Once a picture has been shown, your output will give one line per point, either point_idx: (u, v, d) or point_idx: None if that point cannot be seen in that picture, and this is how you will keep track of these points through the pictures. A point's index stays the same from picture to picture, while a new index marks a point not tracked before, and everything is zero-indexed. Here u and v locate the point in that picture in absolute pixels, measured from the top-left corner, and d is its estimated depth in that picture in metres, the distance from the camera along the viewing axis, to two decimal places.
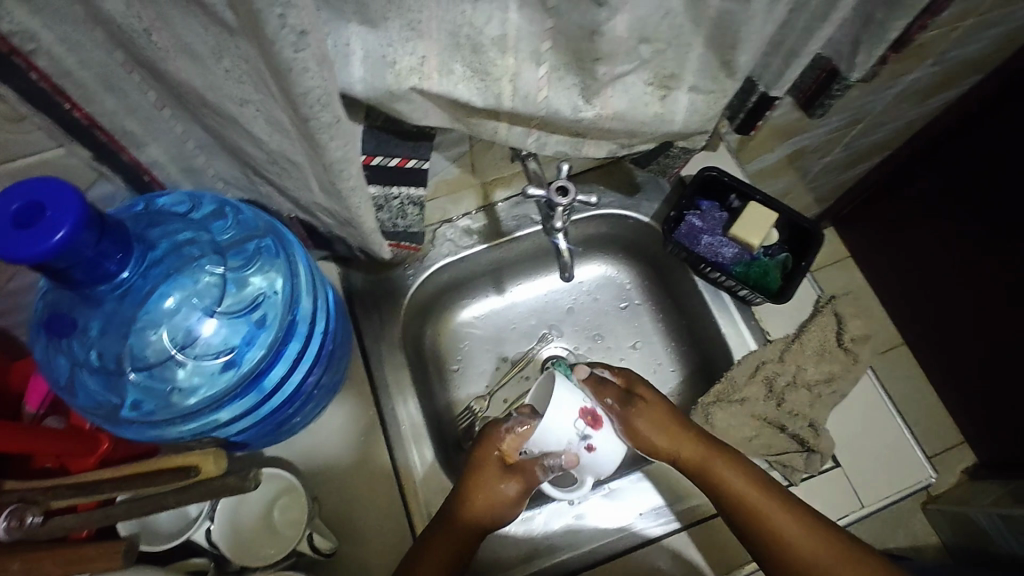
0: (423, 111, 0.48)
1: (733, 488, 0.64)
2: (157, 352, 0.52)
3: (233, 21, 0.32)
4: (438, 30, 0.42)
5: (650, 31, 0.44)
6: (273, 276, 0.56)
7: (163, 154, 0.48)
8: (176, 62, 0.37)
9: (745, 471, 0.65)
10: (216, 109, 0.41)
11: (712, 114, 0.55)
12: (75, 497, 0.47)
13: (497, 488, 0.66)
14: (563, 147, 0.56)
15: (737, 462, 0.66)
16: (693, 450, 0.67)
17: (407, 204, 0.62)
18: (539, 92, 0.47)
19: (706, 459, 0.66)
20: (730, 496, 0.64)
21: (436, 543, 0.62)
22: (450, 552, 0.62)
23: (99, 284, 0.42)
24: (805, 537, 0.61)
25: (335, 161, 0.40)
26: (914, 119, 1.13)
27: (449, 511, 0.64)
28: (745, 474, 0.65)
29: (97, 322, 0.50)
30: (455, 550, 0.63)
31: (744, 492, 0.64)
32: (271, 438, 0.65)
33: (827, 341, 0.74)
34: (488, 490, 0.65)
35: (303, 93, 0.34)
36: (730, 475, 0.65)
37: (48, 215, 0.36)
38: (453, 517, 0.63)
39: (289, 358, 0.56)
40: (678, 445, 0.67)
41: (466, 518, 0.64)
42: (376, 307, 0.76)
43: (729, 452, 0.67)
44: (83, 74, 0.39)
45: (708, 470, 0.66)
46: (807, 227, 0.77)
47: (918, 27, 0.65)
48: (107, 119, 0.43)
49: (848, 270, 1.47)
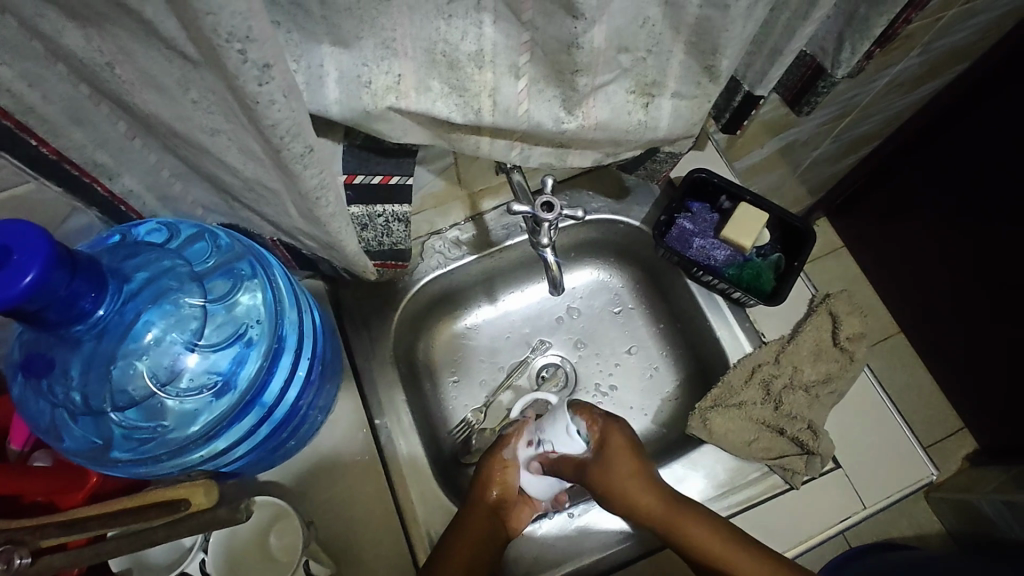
0: (402, 129, 0.47)
1: (699, 546, 0.62)
2: (141, 388, 0.50)
3: (197, 54, 0.31)
4: (414, 48, 0.41)
5: (629, 40, 0.44)
6: (255, 300, 0.55)
7: (138, 184, 0.48)
8: (144, 94, 0.36)
9: (716, 534, 0.62)
10: (186, 139, 0.39)
11: (697, 119, 0.54)
12: (63, 536, 0.44)
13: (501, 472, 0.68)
14: (546, 159, 0.55)
15: (688, 510, 0.64)
16: (697, 532, 0.62)
17: (391, 221, 0.60)
18: (519, 107, 0.46)
19: (666, 516, 0.64)
20: (692, 550, 0.62)
21: (471, 527, 0.63)
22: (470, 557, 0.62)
23: (75, 324, 0.41)
24: None
25: (312, 189, 0.39)
26: (903, 109, 1.13)
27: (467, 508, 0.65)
28: (707, 531, 0.62)
29: (77, 362, 0.48)
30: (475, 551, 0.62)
31: (705, 544, 0.62)
32: (266, 464, 0.64)
33: (823, 341, 0.74)
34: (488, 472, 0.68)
35: (272, 125, 0.32)
36: (692, 530, 0.63)
37: (15, 259, 0.34)
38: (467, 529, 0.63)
39: (280, 378, 0.56)
40: (636, 501, 0.64)
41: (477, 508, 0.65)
42: (366, 324, 0.75)
43: (687, 507, 0.64)
44: (47, 109, 0.38)
45: (677, 532, 0.63)
46: (797, 226, 0.76)
47: (903, 21, 0.64)
48: (77, 154, 0.42)
49: (842, 261, 1.47)
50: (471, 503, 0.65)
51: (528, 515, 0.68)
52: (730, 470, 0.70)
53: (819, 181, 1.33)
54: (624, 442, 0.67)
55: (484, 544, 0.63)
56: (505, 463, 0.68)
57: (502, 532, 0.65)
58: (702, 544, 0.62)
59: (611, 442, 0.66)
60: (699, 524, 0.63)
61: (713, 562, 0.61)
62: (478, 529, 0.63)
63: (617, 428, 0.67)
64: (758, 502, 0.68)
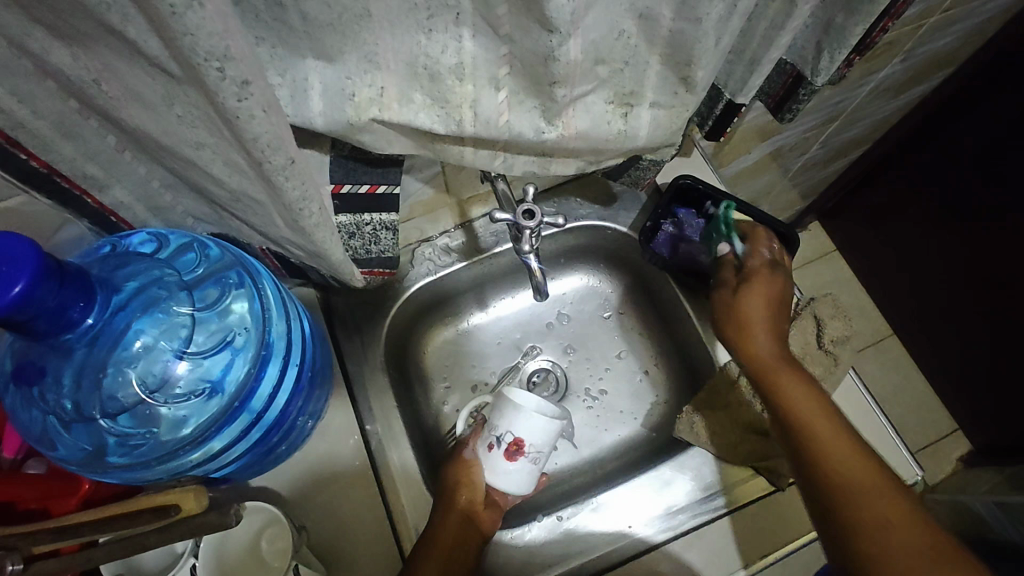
0: (386, 140, 0.49)
1: (790, 398, 0.61)
2: (131, 395, 0.51)
3: (179, 71, 0.32)
4: (395, 61, 0.43)
5: (605, 52, 0.45)
6: (243, 307, 0.56)
7: (128, 196, 0.49)
8: (130, 109, 0.37)
9: (816, 400, 0.61)
10: (173, 152, 0.40)
11: (676, 128, 0.55)
12: (57, 542, 0.45)
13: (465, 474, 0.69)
14: (530, 167, 0.56)
15: (794, 372, 0.64)
16: (797, 388, 0.62)
17: (379, 229, 0.61)
18: (499, 117, 0.47)
19: (770, 361, 0.65)
20: (782, 399, 0.62)
21: (443, 532, 0.63)
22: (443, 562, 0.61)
23: (64, 333, 0.42)
24: (852, 463, 0.56)
25: (294, 200, 0.40)
26: (889, 113, 1.14)
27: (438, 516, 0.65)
28: (806, 388, 0.62)
29: (68, 371, 0.49)
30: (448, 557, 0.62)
31: (801, 399, 0.61)
32: (257, 469, 0.64)
33: (808, 344, 0.74)
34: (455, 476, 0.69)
35: (252, 139, 0.33)
36: (790, 383, 0.62)
37: (4, 270, 0.35)
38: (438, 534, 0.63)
39: (269, 384, 0.56)
40: (754, 335, 0.67)
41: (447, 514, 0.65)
42: (357, 331, 0.76)
43: (798, 370, 0.64)
44: (37, 124, 0.39)
45: (779, 393, 0.62)
46: (783, 229, 0.75)
47: (879, 30, 0.64)
48: (67, 167, 0.43)
49: (833, 265, 1.48)
50: (447, 497, 0.67)
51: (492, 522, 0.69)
52: (717, 472, 0.71)
53: (809, 185, 1.34)
54: (768, 294, 0.69)
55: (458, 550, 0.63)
56: (467, 463, 0.70)
57: (473, 537, 0.66)
58: (795, 401, 0.61)
59: (757, 274, 0.70)
60: (802, 385, 0.62)
61: (801, 423, 0.60)
62: (450, 535, 0.63)
63: (766, 274, 0.70)
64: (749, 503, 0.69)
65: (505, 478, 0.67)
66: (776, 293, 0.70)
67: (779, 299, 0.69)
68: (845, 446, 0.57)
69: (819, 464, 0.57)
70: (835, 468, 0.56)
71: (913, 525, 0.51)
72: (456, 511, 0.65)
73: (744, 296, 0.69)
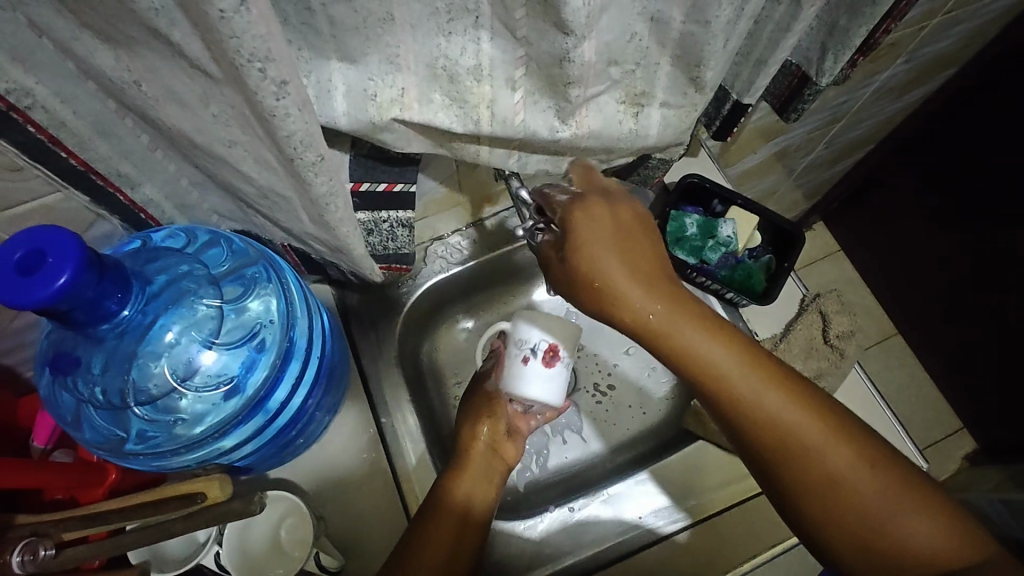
0: (405, 139, 0.50)
1: (734, 394, 0.51)
2: (159, 385, 0.53)
3: (218, 72, 0.34)
4: (416, 62, 0.44)
5: (617, 54, 0.46)
6: (269, 304, 0.58)
7: (157, 193, 0.51)
8: (168, 109, 0.39)
9: (771, 375, 0.51)
10: (205, 150, 0.42)
11: (685, 127, 0.57)
12: (85, 529, 0.47)
13: (484, 406, 0.70)
14: (543, 165, 0.58)
15: (736, 343, 0.52)
16: (737, 376, 0.51)
17: (396, 226, 0.63)
18: (516, 117, 0.49)
19: (665, 321, 0.52)
20: (720, 392, 0.52)
21: (443, 512, 0.61)
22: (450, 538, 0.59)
23: (100, 323, 0.44)
24: (843, 461, 0.49)
25: (322, 196, 0.41)
26: (893, 114, 1.15)
27: (439, 496, 0.63)
28: (737, 360, 0.51)
29: (99, 359, 0.50)
30: (454, 533, 0.60)
31: (753, 397, 0.51)
32: (274, 461, 0.66)
33: (814, 338, 0.76)
34: (473, 411, 0.70)
35: (287, 136, 0.35)
36: (717, 360, 0.51)
37: (50, 262, 0.37)
38: (444, 506, 0.62)
39: (291, 380, 0.58)
40: (630, 295, 0.53)
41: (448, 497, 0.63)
42: (373, 327, 0.77)
43: (737, 341, 0.52)
44: (77, 123, 0.41)
45: (717, 388, 0.52)
46: (787, 228, 0.78)
47: (883, 31, 0.66)
48: (102, 165, 0.45)
49: (838, 264, 1.49)
50: (442, 492, 0.63)
51: (514, 449, 0.70)
52: (725, 463, 0.73)
53: (814, 186, 1.35)
54: (633, 220, 0.56)
55: (466, 523, 0.61)
56: (490, 395, 0.71)
57: (479, 518, 0.63)
58: (731, 387, 0.51)
59: (609, 214, 0.55)
60: (722, 348, 0.52)
61: (780, 433, 0.50)
62: (456, 512, 0.62)
63: (625, 206, 0.57)
64: (749, 497, 0.71)
65: (531, 386, 0.65)
66: (621, 214, 0.56)
67: (640, 224, 0.56)
68: (811, 429, 0.50)
69: (810, 474, 0.50)
70: (807, 474, 0.50)
71: (925, 497, 0.48)
72: (446, 512, 0.61)
73: (581, 230, 0.54)
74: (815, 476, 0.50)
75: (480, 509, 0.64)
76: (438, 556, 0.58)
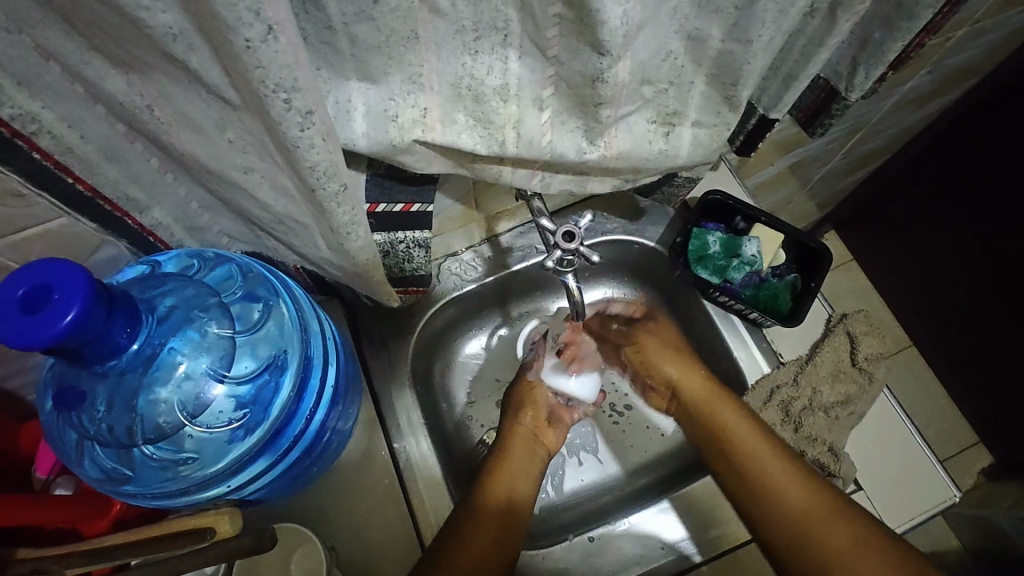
0: (426, 160, 0.48)
1: (760, 468, 0.65)
2: (168, 422, 0.49)
3: (237, 98, 0.31)
4: (440, 82, 0.42)
5: (651, 73, 0.44)
6: (282, 332, 0.55)
7: (167, 216, 0.48)
8: (180, 135, 0.36)
9: (799, 472, 0.65)
10: (219, 176, 0.40)
11: (715, 146, 0.55)
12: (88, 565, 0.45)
13: (538, 392, 0.76)
14: (567, 185, 0.56)
15: (773, 447, 0.66)
16: (764, 458, 0.66)
17: (412, 247, 0.61)
18: (543, 138, 0.47)
19: (710, 432, 0.70)
20: (730, 449, 0.68)
21: (473, 533, 0.62)
22: (479, 555, 0.60)
23: (108, 358, 0.41)
24: (824, 521, 0.61)
25: (342, 225, 0.39)
26: (913, 124, 1.13)
27: (469, 503, 0.65)
28: (776, 461, 0.65)
29: (105, 395, 0.47)
30: (479, 553, 0.61)
31: (782, 488, 0.64)
32: (285, 490, 0.63)
33: (842, 360, 0.74)
34: (529, 395, 0.76)
35: (310, 167, 0.33)
36: (769, 467, 0.65)
37: (57, 298, 0.35)
38: (476, 516, 0.63)
39: (306, 411, 0.56)
40: (714, 410, 0.70)
41: (482, 506, 0.64)
42: (384, 347, 0.75)
43: (775, 443, 0.67)
44: (84, 148, 0.38)
45: (748, 466, 0.66)
46: (813, 245, 0.76)
47: (916, 44, 0.64)
48: (110, 189, 0.43)
49: (851, 275, 1.47)
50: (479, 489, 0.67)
51: (552, 438, 0.76)
52: None
53: (829, 196, 1.33)
54: (670, 352, 0.76)
55: (499, 531, 0.64)
56: (531, 384, 0.77)
57: (515, 510, 0.68)
58: (763, 472, 0.65)
59: (655, 328, 0.79)
60: (771, 456, 0.66)
61: (767, 493, 0.64)
62: (484, 524, 0.63)
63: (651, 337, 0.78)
64: None
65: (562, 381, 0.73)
66: (672, 337, 0.78)
67: (676, 340, 0.78)
68: (795, 487, 0.64)
69: (793, 524, 0.62)
70: (784, 537, 0.62)
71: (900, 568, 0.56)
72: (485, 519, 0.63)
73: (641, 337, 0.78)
74: (780, 519, 0.63)
75: (523, 497, 0.69)
76: (466, 561, 0.59)
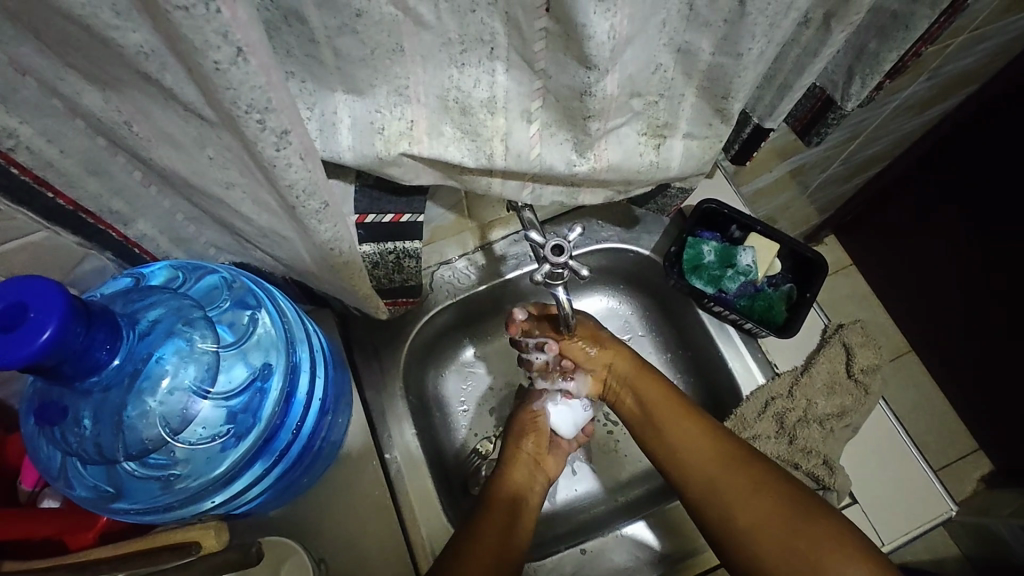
0: (414, 172, 0.48)
1: (675, 447, 0.66)
2: (153, 438, 0.48)
3: (214, 116, 0.31)
4: (426, 94, 0.42)
5: (641, 86, 0.44)
6: (268, 343, 0.55)
7: (152, 228, 0.48)
8: (161, 150, 0.36)
9: (716, 447, 0.64)
10: (201, 191, 0.40)
11: (708, 158, 0.54)
12: None
13: (527, 417, 0.75)
14: (557, 197, 0.55)
15: (698, 426, 0.66)
16: (688, 433, 0.66)
17: (402, 257, 0.61)
18: (531, 150, 0.46)
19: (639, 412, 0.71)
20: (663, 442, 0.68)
21: (479, 540, 0.59)
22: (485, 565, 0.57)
23: (89, 374, 0.41)
24: (737, 492, 0.60)
25: (325, 241, 0.39)
26: (912, 130, 1.12)
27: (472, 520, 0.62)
28: (688, 434, 0.66)
29: (87, 412, 0.46)
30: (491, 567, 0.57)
31: (696, 462, 0.64)
32: (274, 503, 0.63)
33: (837, 372, 0.73)
34: (521, 423, 0.75)
35: (289, 185, 0.32)
36: (675, 442, 0.66)
37: (33, 316, 0.35)
38: (482, 536, 0.60)
39: (294, 423, 0.56)
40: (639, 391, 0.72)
41: (485, 525, 0.61)
42: (377, 356, 0.74)
43: (699, 420, 0.67)
44: (65, 163, 0.38)
45: (669, 449, 0.67)
46: (810, 256, 0.76)
47: (913, 54, 0.63)
48: (92, 203, 0.42)
49: (851, 281, 1.46)
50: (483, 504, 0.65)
51: (553, 465, 0.74)
52: None
53: (828, 202, 1.32)
54: (632, 363, 0.73)
55: (505, 548, 0.60)
56: (535, 413, 0.76)
57: (521, 527, 0.65)
58: (685, 456, 0.65)
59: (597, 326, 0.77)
60: (692, 434, 0.66)
61: (684, 467, 0.65)
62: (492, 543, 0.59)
63: (621, 351, 0.75)
64: None
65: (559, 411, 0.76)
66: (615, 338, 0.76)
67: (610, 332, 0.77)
68: (712, 464, 0.63)
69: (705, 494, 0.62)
70: (710, 513, 0.61)
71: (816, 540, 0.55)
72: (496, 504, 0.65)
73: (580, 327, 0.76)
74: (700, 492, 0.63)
75: (529, 509, 0.67)
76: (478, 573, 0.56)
